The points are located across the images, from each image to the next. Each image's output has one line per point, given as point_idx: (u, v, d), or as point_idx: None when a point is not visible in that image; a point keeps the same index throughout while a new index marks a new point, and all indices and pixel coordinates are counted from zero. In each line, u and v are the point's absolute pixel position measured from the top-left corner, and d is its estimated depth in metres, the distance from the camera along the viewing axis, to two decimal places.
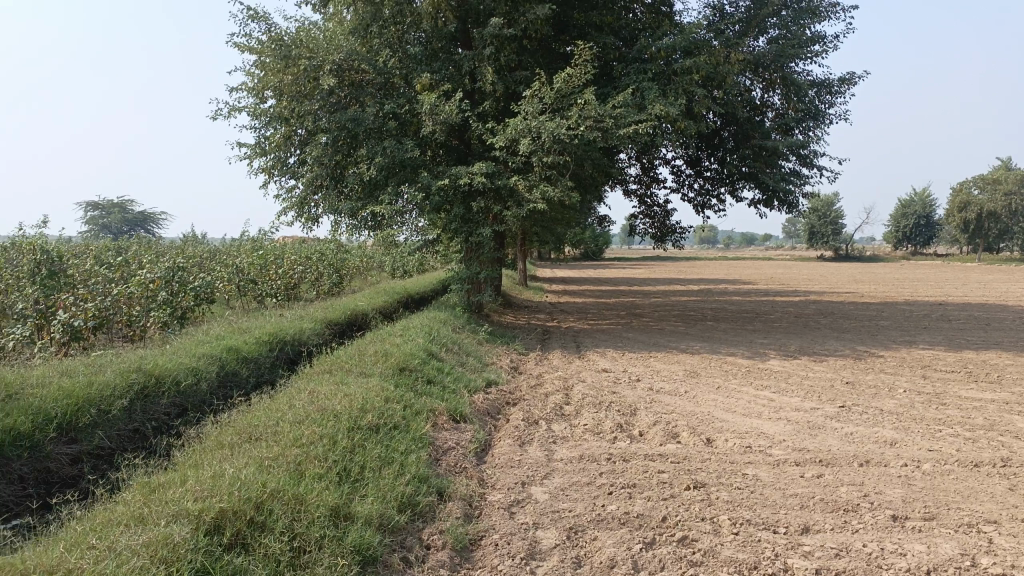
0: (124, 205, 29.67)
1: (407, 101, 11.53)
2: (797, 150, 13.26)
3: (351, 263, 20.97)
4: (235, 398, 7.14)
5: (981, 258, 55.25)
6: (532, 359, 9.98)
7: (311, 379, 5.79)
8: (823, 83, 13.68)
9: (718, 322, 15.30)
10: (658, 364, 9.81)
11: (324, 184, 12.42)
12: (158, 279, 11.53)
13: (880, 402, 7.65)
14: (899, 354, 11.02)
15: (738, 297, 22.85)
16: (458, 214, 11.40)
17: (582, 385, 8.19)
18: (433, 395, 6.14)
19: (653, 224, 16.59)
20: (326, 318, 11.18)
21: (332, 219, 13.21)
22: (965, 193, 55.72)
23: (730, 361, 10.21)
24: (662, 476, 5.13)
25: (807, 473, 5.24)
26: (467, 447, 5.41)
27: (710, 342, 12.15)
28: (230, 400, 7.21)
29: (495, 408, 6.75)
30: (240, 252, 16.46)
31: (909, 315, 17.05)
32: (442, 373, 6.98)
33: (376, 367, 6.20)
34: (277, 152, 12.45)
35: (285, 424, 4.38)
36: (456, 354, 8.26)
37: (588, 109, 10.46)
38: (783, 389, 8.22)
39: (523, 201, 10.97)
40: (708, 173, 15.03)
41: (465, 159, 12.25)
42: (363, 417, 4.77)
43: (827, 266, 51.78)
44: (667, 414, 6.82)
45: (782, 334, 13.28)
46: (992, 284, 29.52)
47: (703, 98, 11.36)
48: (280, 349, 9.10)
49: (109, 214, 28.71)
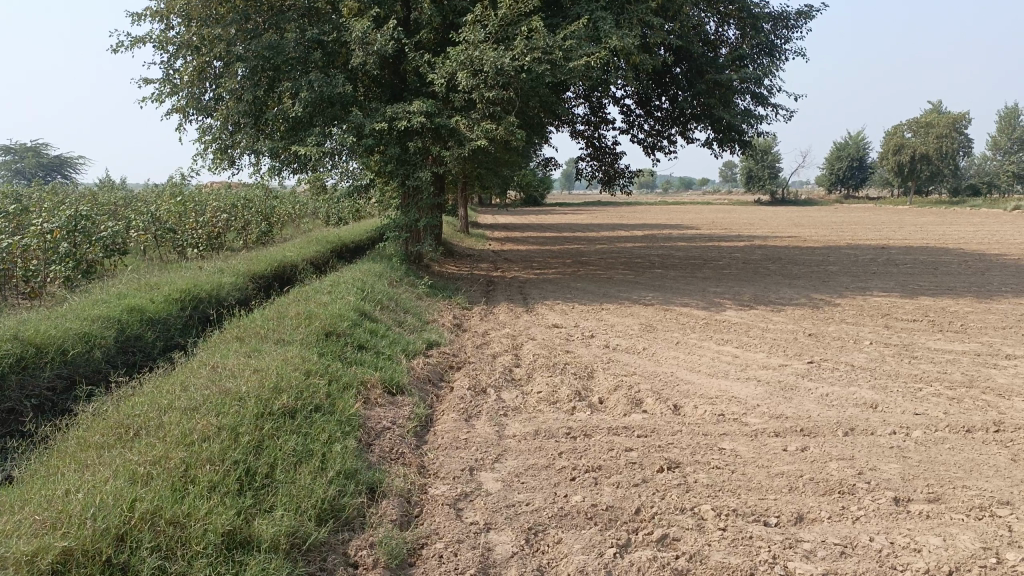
0: (40, 148, 27.46)
1: (334, 29, 10.38)
2: (753, 87, 12.59)
3: (281, 211, 19.68)
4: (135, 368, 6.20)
5: (912, 201, 56.40)
6: (477, 313, 9.22)
7: (217, 349, 4.92)
8: (779, 17, 12.99)
9: (667, 270, 14.76)
10: (611, 318, 9.16)
11: (242, 121, 11.24)
12: (57, 229, 10.27)
13: (850, 356, 7.17)
14: (856, 301, 10.65)
15: (683, 243, 22.44)
16: (393, 156, 10.41)
17: (532, 343, 7.49)
18: (364, 364, 5.33)
19: (601, 167, 15.84)
20: (248, 271, 10.17)
21: (254, 163, 12.01)
22: (898, 137, 56.49)
23: (685, 312, 9.65)
24: (630, 455, 4.45)
25: (791, 446, 4.65)
26: (404, 427, 4.63)
27: (662, 292, 11.58)
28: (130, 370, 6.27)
29: (436, 374, 5.98)
30: (156, 199, 15.09)
31: (855, 260, 16.86)
32: (374, 336, 6.15)
33: (296, 333, 5.33)
34: (189, 87, 11.16)
35: (174, 414, 3.55)
36: (392, 313, 7.42)
37: (535, 39, 9.56)
38: (746, 343, 7.67)
39: (464, 141, 10.07)
40: (659, 113, 14.31)
41: (400, 96, 11.19)
42: (277, 399, 3.94)
43: (764, 211, 52.06)
44: (628, 377, 6.16)
45: (733, 282, 12.81)
46: (930, 228, 29.79)
47: (658, 29, 10.59)
48: (194, 308, 8.11)
49: (23, 158, 26.59)
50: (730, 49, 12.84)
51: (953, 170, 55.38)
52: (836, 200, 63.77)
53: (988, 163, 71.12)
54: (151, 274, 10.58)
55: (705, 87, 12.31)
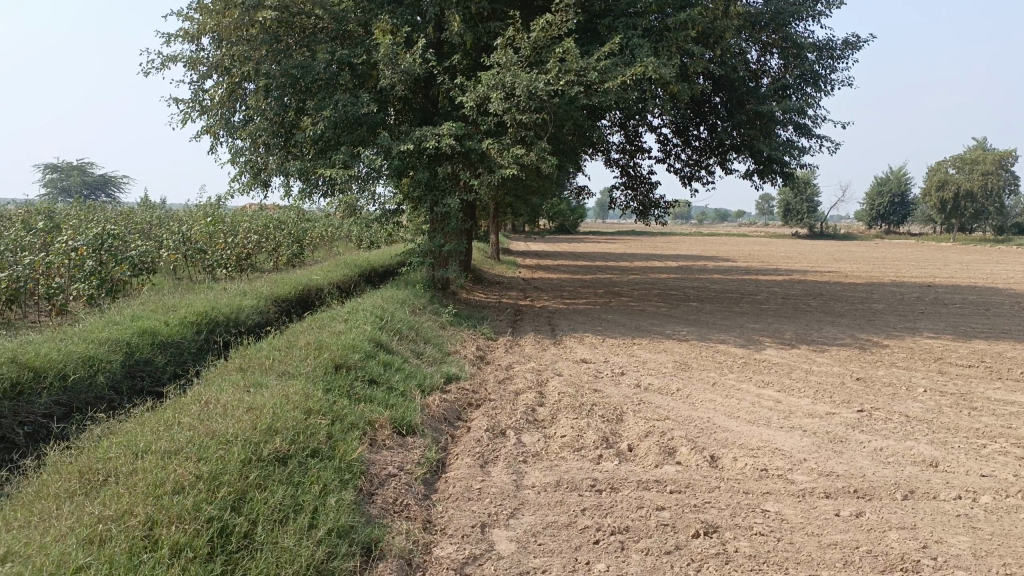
0: (85, 167, 27.89)
1: (365, 51, 10.20)
2: (796, 118, 12.09)
3: (313, 233, 19.54)
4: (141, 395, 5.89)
5: (956, 238, 54.89)
6: (502, 345, 8.80)
7: (216, 382, 4.58)
8: (824, 47, 12.52)
9: (703, 303, 14.22)
10: (644, 354, 8.68)
11: (270, 142, 11.08)
12: (82, 247, 10.13)
13: (902, 405, 6.61)
14: (905, 343, 10.02)
15: (719, 275, 21.83)
16: (421, 180, 10.12)
17: (558, 380, 7.04)
18: (375, 402, 4.94)
19: (636, 196, 15.41)
20: (271, 294, 9.92)
21: (282, 184, 11.83)
22: (941, 173, 55.17)
23: (722, 350, 9.13)
24: (661, 516, 3.97)
25: (843, 511, 4.14)
26: (412, 474, 4.21)
27: (698, 327, 11.07)
28: (136, 397, 5.97)
29: (453, 413, 5.57)
30: (188, 218, 15.02)
31: (901, 298, 16.14)
32: (388, 369, 5.77)
33: (303, 365, 4.98)
34: (219, 108, 11.05)
35: (150, 459, 3.22)
36: (411, 344, 7.05)
37: (568, 61, 9.26)
38: (789, 387, 7.14)
39: (494, 167, 9.74)
40: (696, 142, 13.87)
41: (430, 119, 10.93)
42: (269, 443, 3.57)
43: (802, 245, 50.91)
44: (661, 421, 5.68)
45: (772, 318, 12.24)
46: (975, 266, 28.75)
47: (697, 56, 10.21)
48: (211, 331, 7.83)
49: (69, 176, 27.01)
50: (772, 79, 12.40)
51: (999, 207, 53.85)
52: (877, 235, 62.41)
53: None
54: (175, 295, 10.39)
55: (745, 117, 11.86)
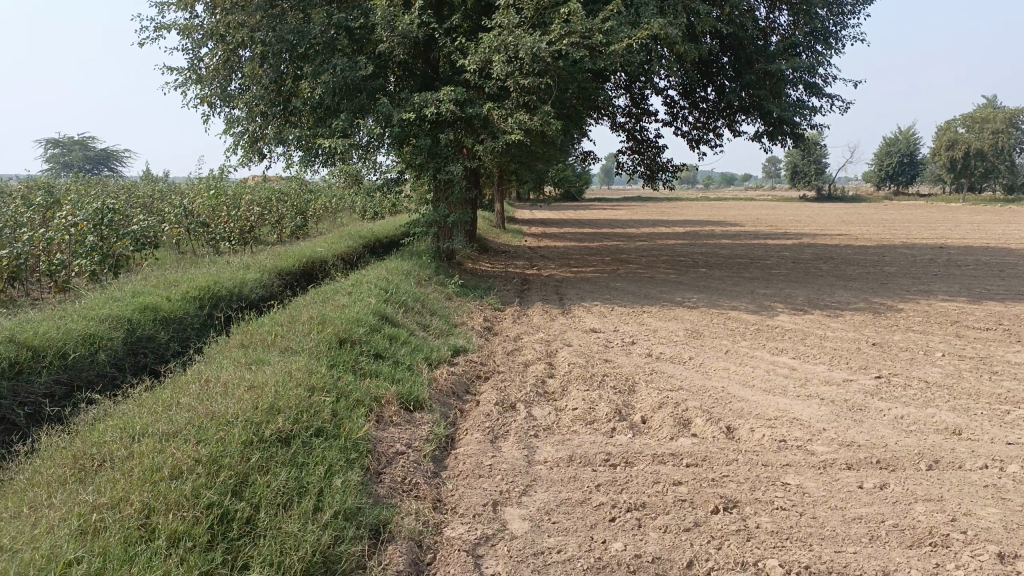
0: (86, 141, 27.66)
1: (363, 14, 9.93)
2: (807, 76, 11.77)
3: (316, 204, 19.34)
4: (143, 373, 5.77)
5: (966, 199, 54.29)
6: (510, 315, 8.66)
7: (217, 360, 4.45)
8: (836, 2, 12.15)
9: (712, 269, 14.03)
10: (654, 322, 8.52)
11: (268, 111, 10.85)
12: (83, 222, 9.98)
13: (921, 371, 6.45)
14: (920, 306, 9.84)
15: (728, 240, 21.58)
16: (423, 147, 9.89)
17: (568, 350, 6.89)
18: (381, 377, 4.80)
19: (643, 161, 15.14)
20: (275, 267, 9.78)
21: (283, 155, 11.62)
22: (951, 133, 54.40)
23: (734, 316, 8.97)
24: (678, 491, 3.84)
25: (866, 483, 4.01)
26: (420, 451, 4.08)
27: (708, 293, 10.89)
28: (138, 375, 5.86)
29: (461, 387, 5.44)
30: (190, 192, 14.84)
31: (913, 260, 15.90)
32: (393, 343, 5.63)
33: (306, 340, 4.84)
34: (215, 77, 10.80)
35: (147, 442, 3.10)
36: (417, 316, 6.90)
37: (573, 22, 8.98)
38: (804, 353, 6.98)
39: (498, 133, 9.52)
40: (704, 104, 13.57)
41: (431, 84, 10.67)
42: (271, 423, 3.44)
43: (810, 208, 50.43)
44: (674, 392, 5.54)
45: (783, 283, 12.05)
46: (986, 226, 28.38)
47: (706, 15, 9.92)
48: (213, 306, 7.70)
49: (70, 151, 26.80)
50: (782, 37, 12.06)
51: (1010, 166, 53.15)
52: (885, 196, 61.79)
53: None
54: (178, 269, 10.26)
55: (755, 77, 11.56)
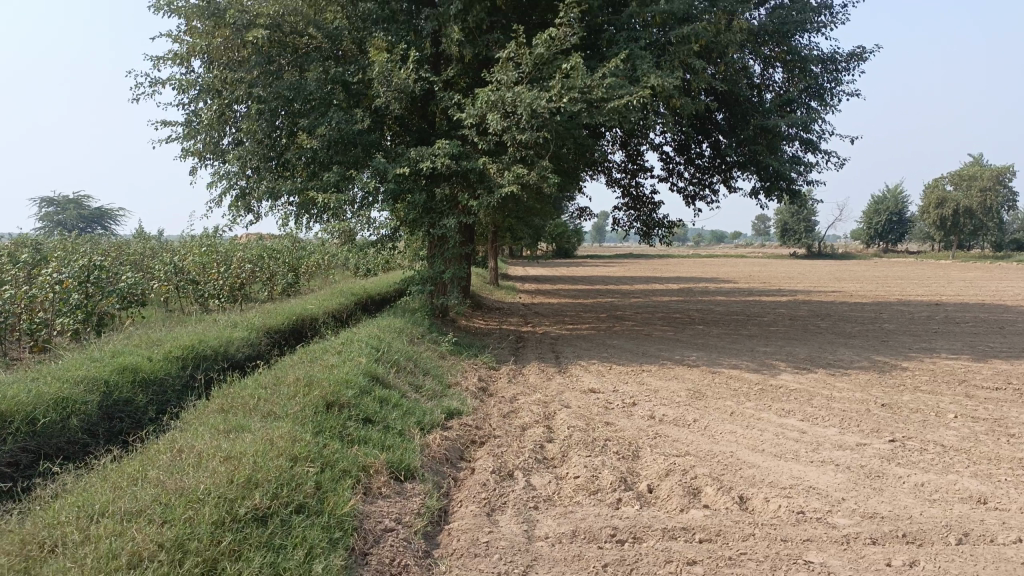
0: (82, 200, 27.62)
1: (360, 70, 9.98)
2: (802, 132, 11.75)
3: (309, 261, 19.15)
4: (118, 441, 5.45)
5: (956, 256, 54.63)
6: (505, 375, 8.37)
7: (194, 427, 4.15)
8: (829, 58, 12.21)
9: (709, 326, 13.81)
10: (654, 382, 8.24)
11: (261, 166, 10.73)
12: (68, 279, 9.72)
13: (936, 434, 6.17)
14: (926, 365, 9.59)
15: (723, 297, 21.43)
16: (417, 202, 9.73)
17: (566, 412, 6.59)
18: (371, 444, 4.49)
19: (638, 217, 15.05)
20: (264, 325, 9.51)
21: (274, 211, 11.46)
22: (939, 191, 55.07)
23: (735, 376, 8.69)
24: (693, 571, 3.52)
25: (895, 560, 3.70)
26: (411, 527, 3.75)
27: (707, 351, 10.64)
28: (114, 443, 5.53)
29: (456, 453, 5.12)
30: (181, 249, 14.65)
31: (911, 317, 15.71)
32: (384, 406, 5.32)
33: (291, 405, 4.53)
34: (208, 132, 10.71)
35: (106, 524, 2.80)
36: (409, 376, 6.61)
37: (572, 77, 8.92)
38: (812, 415, 6.69)
39: (494, 187, 9.38)
40: (699, 160, 13.56)
41: (427, 139, 10.60)
42: (247, 499, 3.13)
43: (802, 265, 50.60)
44: (681, 458, 5.24)
45: (783, 341, 11.82)
46: (979, 283, 28.36)
47: (702, 71, 9.93)
48: (197, 365, 7.40)
49: (65, 210, 26.71)
50: (777, 93, 12.04)
51: (998, 224, 53.67)
52: (876, 253, 62.21)
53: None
54: (164, 328, 9.98)
55: (752, 133, 11.54)
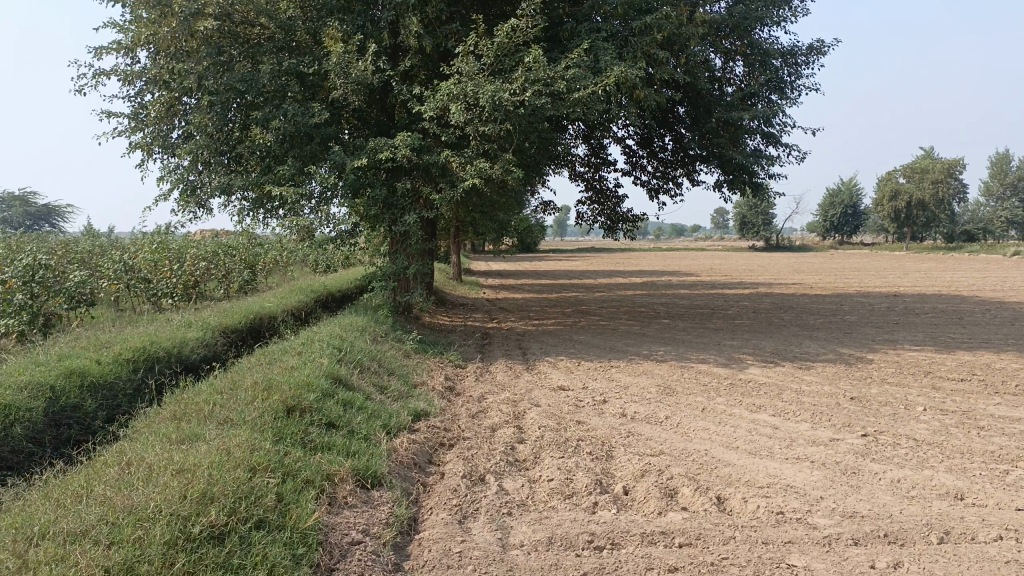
0: (29, 197, 26.64)
1: (316, 62, 9.69)
2: (764, 126, 11.72)
3: (267, 258, 18.69)
4: (63, 451, 5.13)
5: (910, 248, 55.80)
6: (472, 373, 8.18)
7: (144, 438, 3.89)
8: (790, 51, 12.15)
9: (674, 320, 13.78)
10: (623, 378, 8.12)
11: (214, 161, 10.35)
12: (10, 279, 9.26)
13: (907, 428, 6.15)
14: (890, 357, 9.64)
15: (686, 291, 21.49)
16: (379, 198, 9.47)
17: (536, 411, 6.42)
18: (334, 450, 4.27)
19: (602, 211, 14.94)
20: (220, 325, 9.18)
21: (229, 206, 11.08)
22: (893, 184, 56.16)
23: (703, 371, 8.62)
24: None
25: (879, 561, 3.61)
26: (379, 539, 3.55)
27: (674, 345, 10.57)
28: (58, 454, 5.22)
29: (424, 457, 4.93)
30: (132, 246, 14.14)
31: (872, 309, 15.89)
32: (348, 410, 5.09)
33: (248, 411, 4.29)
34: (158, 125, 10.29)
35: (45, 548, 2.55)
36: (373, 377, 6.39)
37: (536, 70, 8.74)
38: (783, 411, 6.63)
39: (458, 181, 9.17)
40: (662, 154, 13.50)
41: (388, 131, 10.34)
42: (202, 515, 2.90)
43: (761, 258, 51.21)
44: (655, 457, 5.11)
45: (748, 334, 11.83)
46: (934, 275, 28.88)
47: (665, 63, 9.82)
48: (148, 369, 7.07)
49: (11, 207, 25.73)
50: (738, 87, 11.92)
51: (949, 217, 54.94)
52: (832, 245, 63.33)
53: (983, 211, 71.05)
54: (114, 328, 9.57)
55: (714, 126, 11.49)
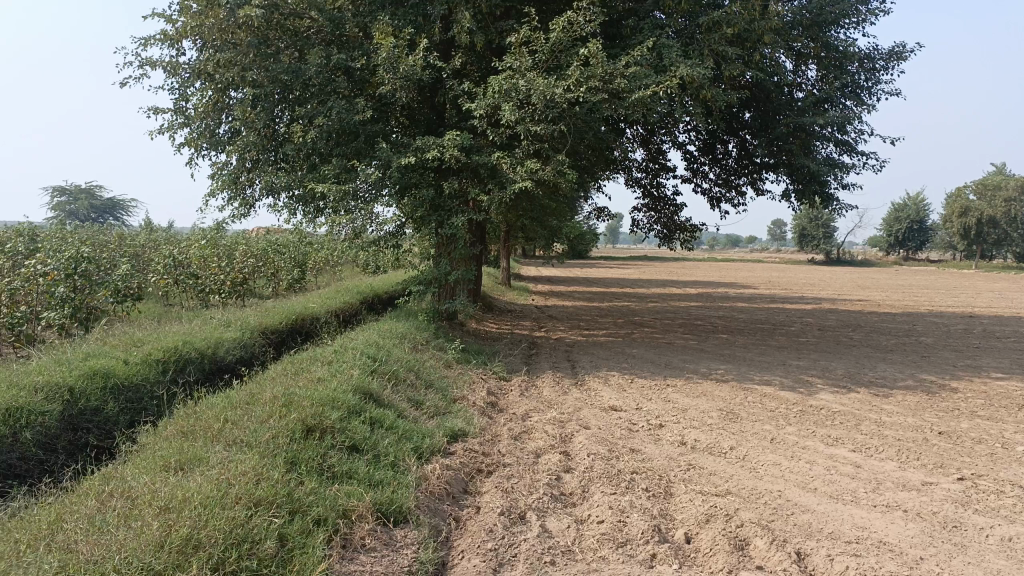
0: (94, 190, 27.16)
1: (364, 55, 9.29)
2: (838, 132, 10.89)
3: (317, 257, 18.46)
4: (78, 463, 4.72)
5: (980, 265, 53.28)
6: (518, 388, 7.63)
7: (142, 460, 3.44)
8: (868, 56, 11.25)
9: (733, 336, 13.00)
10: (680, 399, 7.46)
11: (260, 158, 10.04)
12: (53, 272, 9.02)
13: (1010, 472, 5.37)
14: (977, 386, 8.75)
15: (744, 304, 20.55)
16: (426, 198, 9.00)
17: (585, 434, 5.83)
18: (356, 481, 3.75)
19: (659, 219, 14.25)
20: (259, 325, 8.81)
21: (274, 203, 10.75)
22: (963, 199, 53.69)
23: (769, 394, 7.90)
24: None
25: None
26: None
27: (734, 364, 9.86)
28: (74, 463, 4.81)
29: (458, 486, 4.39)
30: (182, 242, 13.96)
31: (947, 330, 14.83)
32: (376, 430, 4.59)
33: (262, 432, 3.83)
34: (204, 119, 10.00)
35: None
36: (408, 391, 5.89)
37: (593, 65, 8.17)
38: (863, 446, 5.91)
39: (507, 183, 8.65)
40: (725, 161, 12.77)
41: (436, 130, 9.90)
42: (181, 569, 2.40)
43: (821, 271, 49.48)
44: (721, 498, 4.48)
45: (815, 354, 11.02)
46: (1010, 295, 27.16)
47: (734, 61, 9.13)
48: (180, 370, 6.67)
49: (77, 200, 26.23)
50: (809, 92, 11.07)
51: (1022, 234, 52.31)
52: (896, 261, 61.05)
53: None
54: (155, 326, 9.28)
55: (784, 131, 10.73)
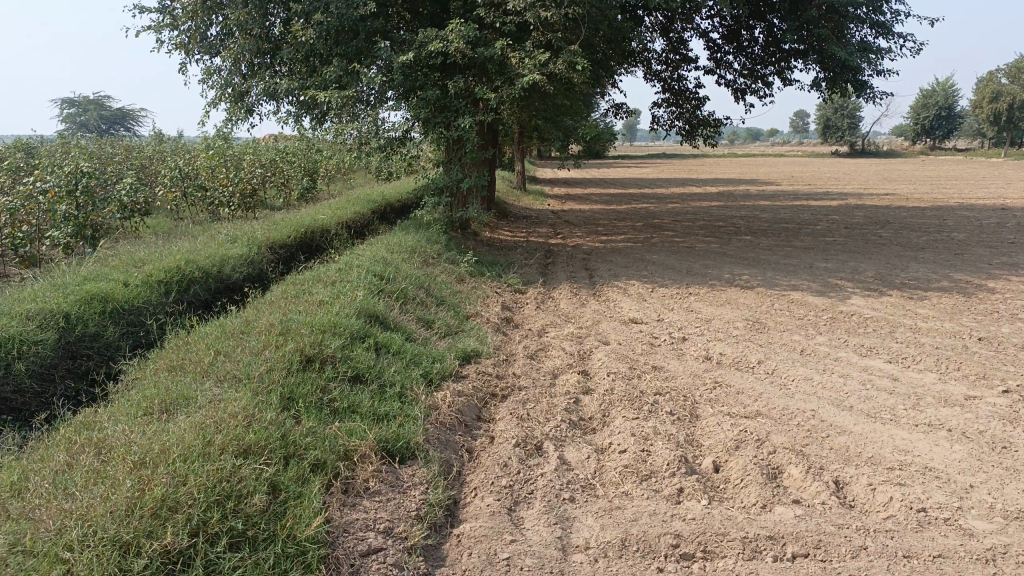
0: (102, 100, 26.52)
1: None
2: (875, 13, 10.05)
3: (328, 165, 17.93)
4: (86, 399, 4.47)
5: (1011, 152, 51.46)
6: (533, 301, 7.31)
7: (127, 404, 3.22)
8: None
9: (757, 237, 12.54)
10: (704, 308, 7.13)
11: (257, 61, 9.45)
12: (51, 189, 8.65)
13: None
14: (1016, 284, 8.34)
15: (766, 202, 19.91)
16: (431, 100, 8.45)
17: (605, 351, 5.53)
18: (359, 417, 3.50)
19: (680, 115, 13.54)
20: (266, 240, 8.48)
21: (275, 109, 10.21)
22: (996, 84, 51.35)
23: (797, 300, 7.54)
24: None
25: None
26: (406, 541, 2.76)
27: (758, 267, 9.46)
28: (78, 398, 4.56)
29: (471, 414, 4.13)
30: (188, 153, 13.49)
31: (980, 224, 14.24)
32: (381, 357, 4.32)
33: (256, 366, 3.58)
34: (193, 20, 9.36)
35: None
36: (418, 310, 5.59)
37: None
38: (899, 356, 5.57)
39: (516, 80, 8.06)
40: (751, 49, 11.94)
41: (441, 24, 9.23)
42: (153, 537, 2.24)
43: (845, 164, 48.08)
44: (753, 421, 4.19)
45: (843, 255, 10.58)
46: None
47: None
48: (183, 290, 6.37)
49: (86, 112, 25.63)
50: None
51: None
52: (923, 151, 59.13)
53: None
54: (162, 242, 8.95)
55: (816, 14, 9.92)
